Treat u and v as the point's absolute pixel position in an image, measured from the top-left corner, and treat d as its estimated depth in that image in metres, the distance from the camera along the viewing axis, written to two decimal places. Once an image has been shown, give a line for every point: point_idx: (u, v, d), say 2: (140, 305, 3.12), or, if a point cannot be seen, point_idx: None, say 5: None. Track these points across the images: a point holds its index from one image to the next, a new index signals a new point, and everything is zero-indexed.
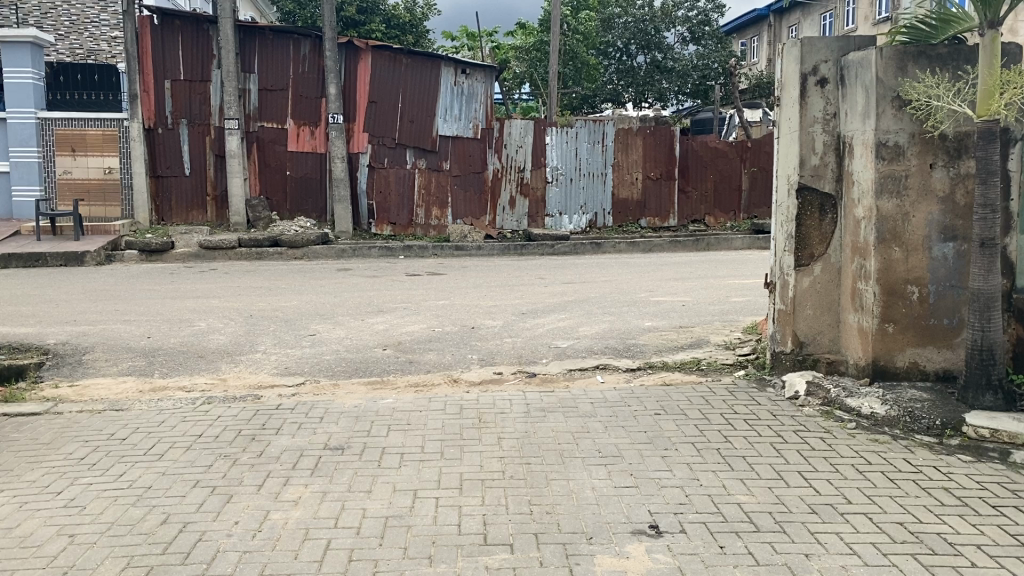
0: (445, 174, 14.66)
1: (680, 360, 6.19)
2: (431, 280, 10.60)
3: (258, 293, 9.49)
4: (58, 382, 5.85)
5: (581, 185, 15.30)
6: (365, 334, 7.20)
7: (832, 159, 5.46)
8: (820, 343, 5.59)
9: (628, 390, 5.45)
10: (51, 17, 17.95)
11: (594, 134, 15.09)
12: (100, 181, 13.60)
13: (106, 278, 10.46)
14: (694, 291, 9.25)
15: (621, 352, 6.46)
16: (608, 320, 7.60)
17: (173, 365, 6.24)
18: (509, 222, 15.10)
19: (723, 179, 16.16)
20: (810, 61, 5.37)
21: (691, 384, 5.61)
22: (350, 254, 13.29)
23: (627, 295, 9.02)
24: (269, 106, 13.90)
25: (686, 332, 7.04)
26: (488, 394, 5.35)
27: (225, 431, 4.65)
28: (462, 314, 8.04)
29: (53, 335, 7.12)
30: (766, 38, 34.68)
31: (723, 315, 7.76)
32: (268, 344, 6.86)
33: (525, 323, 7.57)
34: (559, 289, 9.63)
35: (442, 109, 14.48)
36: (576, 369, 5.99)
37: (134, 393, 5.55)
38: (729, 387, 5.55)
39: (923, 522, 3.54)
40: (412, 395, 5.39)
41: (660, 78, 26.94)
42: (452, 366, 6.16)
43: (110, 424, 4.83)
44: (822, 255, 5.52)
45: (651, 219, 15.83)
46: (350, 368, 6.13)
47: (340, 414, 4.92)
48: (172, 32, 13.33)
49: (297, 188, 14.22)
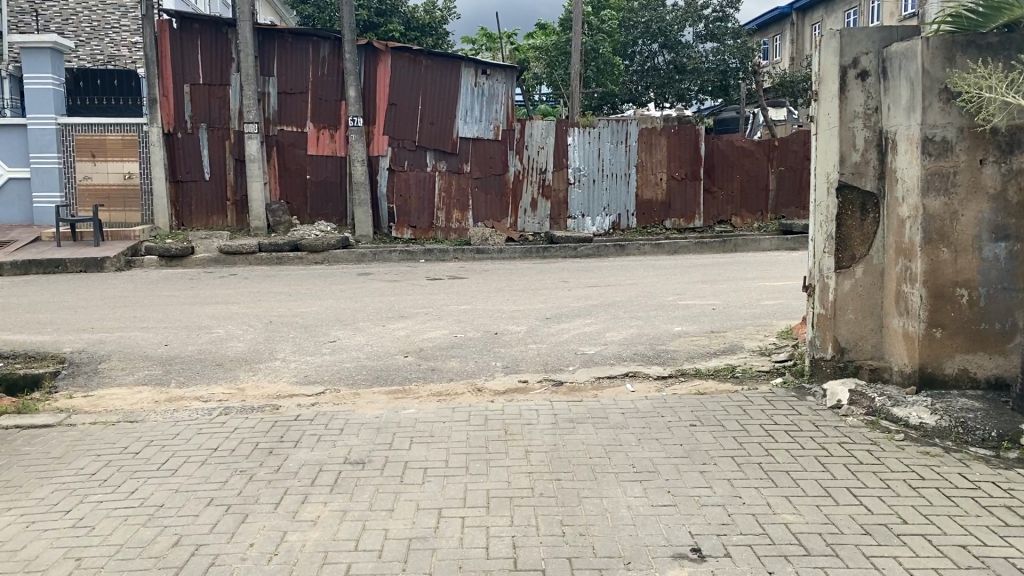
0: (465, 176, 14.47)
1: (713, 367, 5.95)
2: (452, 284, 10.43)
3: (278, 299, 9.35)
4: (73, 391, 5.72)
5: (604, 186, 15.05)
6: (386, 340, 7.02)
7: (874, 155, 5.19)
8: (861, 349, 5.33)
9: (660, 399, 5.22)
10: (72, 23, 17.96)
11: (617, 134, 14.86)
12: (120, 187, 13.55)
13: (125, 284, 10.38)
14: (724, 294, 8.99)
15: (650, 358, 6.22)
16: (636, 325, 7.36)
17: (190, 374, 6.08)
18: (531, 224, 14.87)
19: (750, 179, 15.82)
20: (850, 53, 5.13)
21: (726, 393, 5.38)
22: (370, 258, 13.14)
23: (653, 298, 8.80)
24: (289, 110, 13.79)
25: (719, 337, 6.78)
26: (515, 404, 5.14)
27: (242, 444, 4.47)
28: (485, 319, 7.82)
29: (69, 343, 7.01)
30: (788, 37, 34.14)
31: (755, 319, 7.50)
32: (287, 351, 6.70)
33: (550, 329, 7.34)
34: (584, 292, 9.38)
35: (463, 110, 14.30)
36: (605, 377, 5.76)
37: (150, 404, 5.39)
38: (766, 395, 5.30)
39: (987, 545, 3.28)
40: (436, 404, 5.19)
41: (680, 78, 26.56)
42: (476, 374, 5.94)
43: (124, 436, 4.67)
44: (864, 257, 5.25)
45: (676, 220, 15.53)
46: (371, 377, 5.93)
47: (360, 426, 4.73)
48: (191, 36, 13.26)
49: (317, 192, 14.09)
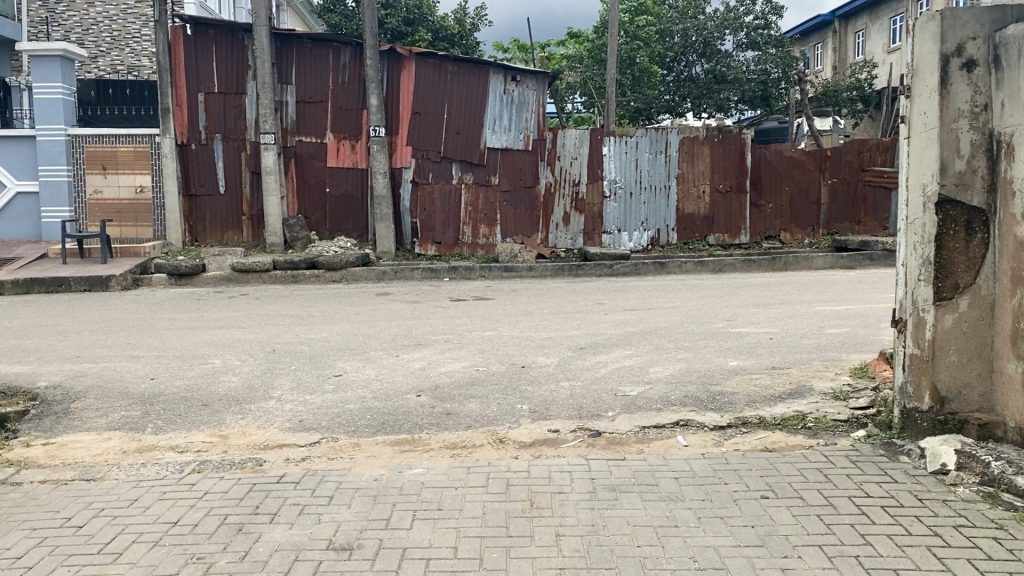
0: (494, 189, 13.66)
1: (780, 415, 5.03)
2: (478, 306, 9.58)
3: (287, 323, 8.56)
4: (32, 438, 4.93)
5: (642, 200, 14.16)
6: (398, 375, 6.19)
7: (983, 163, 4.25)
8: (966, 399, 4.37)
9: (719, 459, 4.33)
10: (93, 33, 17.58)
11: (656, 143, 13.96)
12: (132, 201, 12.98)
13: (128, 305, 9.71)
14: (781, 321, 8.03)
15: (704, 403, 5.28)
16: (683, 359, 6.42)
17: (170, 417, 5.27)
18: (563, 239, 14.01)
19: (800, 192, 14.82)
20: (952, 38, 4.22)
21: (800, 451, 4.48)
22: (391, 277, 12.38)
23: (700, 325, 7.87)
24: (308, 119, 13.11)
25: (782, 376, 5.85)
26: (542, 463, 4.25)
27: (209, 516, 3.65)
28: (512, 349, 6.96)
29: (46, 376, 6.25)
30: (830, 46, 32.86)
31: (821, 353, 6.55)
32: (285, 389, 5.87)
33: (585, 362, 6.44)
34: (622, 317, 8.46)
35: (491, 118, 13.47)
36: (651, 428, 4.85)
37: (116, 456, 4.58)
38: (849, 455, 4.36)
39: None
40: (448, 463, 4.31)
41: (719, 88, 25.28)
42: (498, 421, 5.05)
43: (72, 502, 3.87)
44: (970, 286, 4.31)
45: (720, 235, 14.56)
46: (376, 423, 5.07)
47: (354, 493, 3.88)
48: (207, 42, 12.65)
49: (337, 206, 13.39)
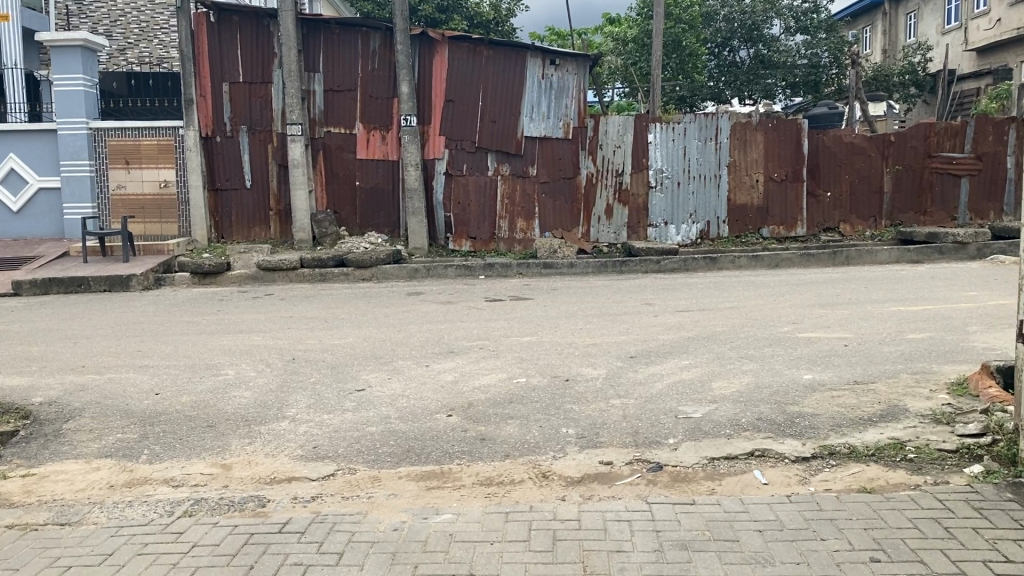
0: (532, 180, 12.92)
1: (874, 442, 4.26)
2: (515, 307, 8.88)
3: (310, 326, 7.95)
4: (13, 468, 4.36)
5: (690, 190, 13.32)
6: (428, 389, 5.51)
7: None
8: None
9: (810, 503, 3.56)
10: (121, 24, 17.20)
11: (705, 130, 13.14)
12: (156, 197, 12.53)
13: (146, 306, 9.19)
14: (854, 324, 7.19)
15: (782, 428, 4.52)
16: (750, 371, 5.65)
17: (170, 441, 4.66)
18: (605, 233, 13.23)
19: (861, 180, 13.82)
20: None
21: (906, 492, 3.70)
22: (423, 274, 11.75)
23: (764, 330, 7.06)
24: (337, 109, 12.51)
25: (869, 392, 5.06)
26: (595, 507, 3.55)
27: None
28: (554, 359, 6.25)
29: (44, 390, 5.71)
30: (880, 27, 31.31)
31: (908, 363, 5.73)
32: (300, 407, 5.22)
33: (638, 374, 5.71)
34: (675, 320, 7.68)
35: (528, 106, 12.75)
36: (722, 459, 4.12)
37: (101, 491, 3.99)
38: (970, 499, 3.57)
39: None
40: (481, 506, 3.61)
41: (765, 73, 24.12)
42: (540, 448, 4.35)
43: (35, 556, 3.27)
44: None
45: (774, 227, 13.67)
46: (400, 451, 4.40)
47: (368, 548, 3.21)
48: (230, 29, 12.12)
49: (368, 200, 12.77)
